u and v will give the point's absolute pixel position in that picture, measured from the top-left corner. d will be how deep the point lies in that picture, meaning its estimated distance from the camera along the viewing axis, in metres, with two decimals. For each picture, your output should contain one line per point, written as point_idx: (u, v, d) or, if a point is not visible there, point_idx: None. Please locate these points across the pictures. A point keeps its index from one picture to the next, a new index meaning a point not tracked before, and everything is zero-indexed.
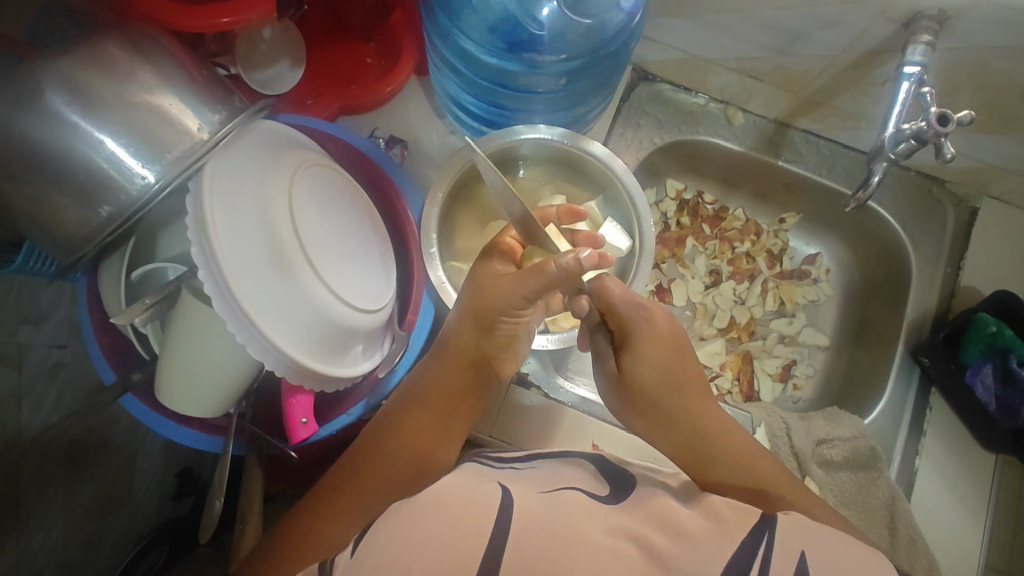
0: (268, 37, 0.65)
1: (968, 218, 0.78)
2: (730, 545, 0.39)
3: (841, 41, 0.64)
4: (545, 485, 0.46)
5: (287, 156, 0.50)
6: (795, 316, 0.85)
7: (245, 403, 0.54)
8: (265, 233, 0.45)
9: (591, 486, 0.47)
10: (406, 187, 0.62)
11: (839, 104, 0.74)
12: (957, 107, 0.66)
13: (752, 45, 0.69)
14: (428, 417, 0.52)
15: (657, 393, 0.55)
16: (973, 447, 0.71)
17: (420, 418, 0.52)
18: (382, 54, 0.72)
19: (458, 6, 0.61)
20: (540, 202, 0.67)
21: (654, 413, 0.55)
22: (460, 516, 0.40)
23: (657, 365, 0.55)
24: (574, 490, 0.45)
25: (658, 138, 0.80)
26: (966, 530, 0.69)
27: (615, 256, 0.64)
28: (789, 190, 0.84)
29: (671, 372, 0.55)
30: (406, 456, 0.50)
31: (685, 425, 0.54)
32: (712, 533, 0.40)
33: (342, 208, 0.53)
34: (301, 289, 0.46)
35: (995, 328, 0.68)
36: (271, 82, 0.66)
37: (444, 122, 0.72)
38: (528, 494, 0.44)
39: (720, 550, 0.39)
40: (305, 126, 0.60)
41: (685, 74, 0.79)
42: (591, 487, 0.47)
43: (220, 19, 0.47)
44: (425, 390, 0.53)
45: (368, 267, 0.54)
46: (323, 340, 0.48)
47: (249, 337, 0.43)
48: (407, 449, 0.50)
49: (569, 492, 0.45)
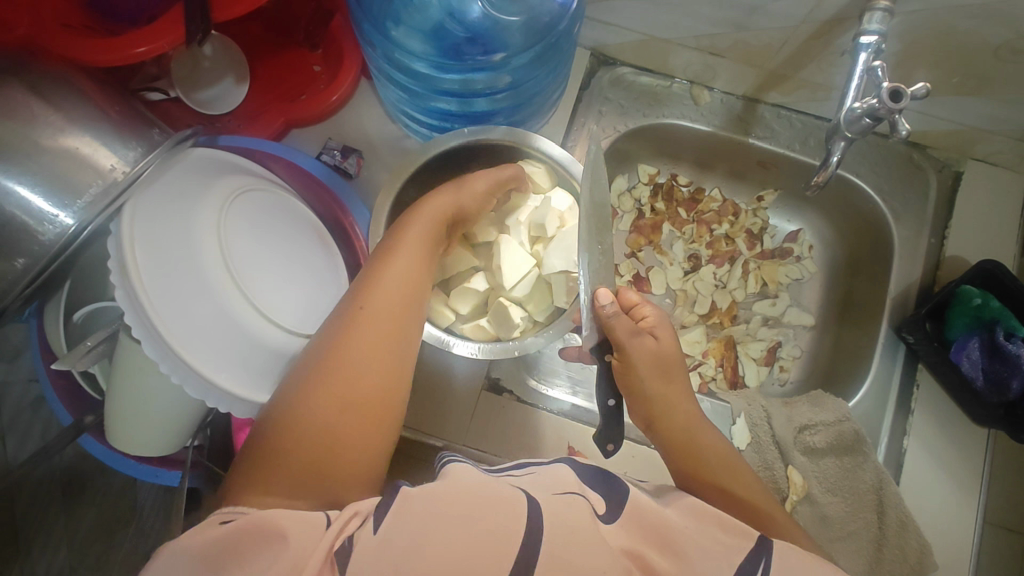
0: (207, 55, 0.64)
1: (952, 183, 0.75)
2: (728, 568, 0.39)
3: (799, 12, 0.60)
4: (554, 487, 0.43)
5: (221, 183, 0.49)
6: (778, 296, 0.83)
7: (202, 435, 0.54)
8: (194, 266, 0.44)
9: (589, 495, 0.44)
10: (350, 200, 0.61)
11: (806, 76, 0.70)
12: (919, 74, 0.64)
13: (708, 21, 0.66)
14: (411, 288, 0.46)
15: (670, 398, 0.51)
16: (965, 423, 0.69)
17: (400, 290, 0.45)
18: (329, 60, 0.69)
19: (391, 12, 0.58)
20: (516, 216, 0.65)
21: (667, 417, 0.51)
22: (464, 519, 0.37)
23: (654, 351, 0.51)
24: (575, 495, 0.43)
25: (622, 124, 0.77)
26: (959, 509, 0.67)
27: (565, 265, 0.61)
28: (764, 168, 0.81)
29: (669, 364, 0.52)
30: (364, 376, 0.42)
31: (687, 427, 0.51)
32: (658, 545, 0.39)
33: (280, 231, 0.52)
34: (235, 321, 0.45)
35: (981, 300, 0.65)
36: (214, 101, 0.65)
37: (397, 127, 0.70)
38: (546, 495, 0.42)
39: None
40: (243, 147, 0.58)
41: (646, 57, 0.76)
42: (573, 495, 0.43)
43: (134, 49, 0.45)
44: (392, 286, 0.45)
45: (315, 288, 0.53)
46: (268, 370, 0.47)
47: (186, 376, 0.43)
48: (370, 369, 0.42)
49: (574, 496, 0.42)
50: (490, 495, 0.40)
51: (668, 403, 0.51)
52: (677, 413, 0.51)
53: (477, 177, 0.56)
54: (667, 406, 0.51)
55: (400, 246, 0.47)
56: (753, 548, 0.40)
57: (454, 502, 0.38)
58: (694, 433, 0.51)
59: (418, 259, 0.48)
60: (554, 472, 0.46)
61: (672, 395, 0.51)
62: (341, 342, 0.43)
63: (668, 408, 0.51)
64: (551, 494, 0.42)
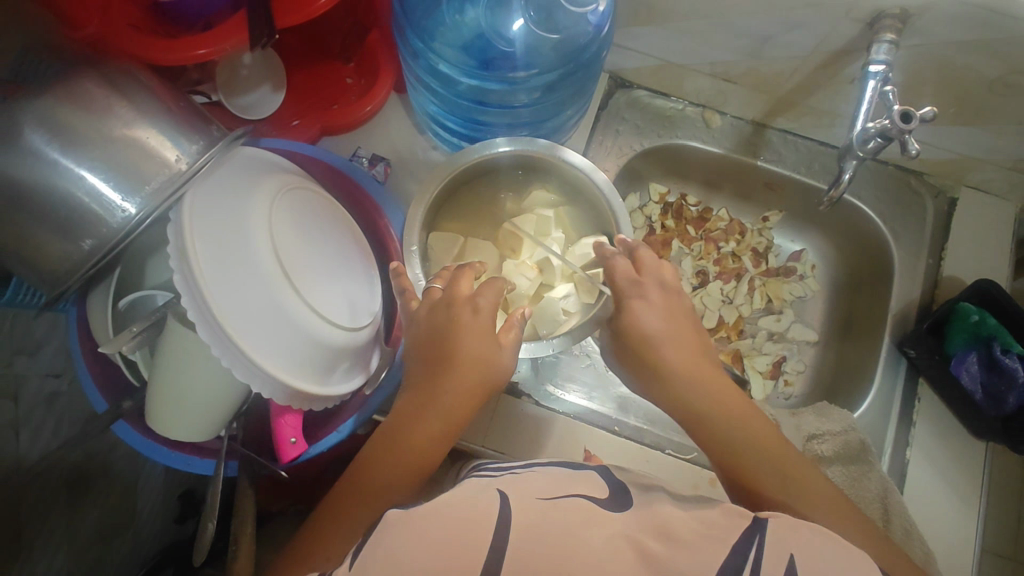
0: (247, 63, 0.66)
1: (948, 209, 0.79)
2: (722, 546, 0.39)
3: (810, 43, 0.65)
4: (541, 491, 0.44)
5: (269, 181, 0.51)
6: (783, 313, 0.86)
7: (237, 424, 0.54)
8: (246, 256, 0.46)
9: (593, 495, 0.45)
10: (385, 203, 0.63)
11: (813, 103, 0.75)
12: (921, 104, 0.68)
13: (723, 49, 0.70)
14: (411, 442, 0.48)
15: (705, 405, 0.51)
16: (964, 436, 0.71)
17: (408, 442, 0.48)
18: (362, 73, 0.72)
19: (431, 27, 0.62)
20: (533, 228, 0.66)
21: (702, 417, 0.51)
22: (457, 520, 0.39)
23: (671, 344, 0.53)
24: (576, 497, 0.44)
25: (637, 143, 0.81)
26: (960, 520, 0.69)
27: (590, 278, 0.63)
28: (771, 189, 0.85)
29: (690, 344, 0.54)
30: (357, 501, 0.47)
31: (721, 419, 0.50)
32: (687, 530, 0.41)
33: (322, 229, 0.54)
34: (283, 311, 0.47)
35: (977, 317, 0.69)
36: (253, 106, 0.68)
37: (426, 138, 0.73)
38: (528, 499, 0.43)
39: (691, 555, 0.39)
40: (285, 149, 0.61)
41: (662, 82, 0.80)
42: (590, 491, 0.46)
43: (197, 51, 0.49)
44: (406, 436, 0.48)
45: (352, 285, 0.55)
46: (309, 360, 0.49)
47: (236, 361, 0.44)
48: (366, 497, 0.47)
49: (571, 499, 0.43)
50: (475, 509, 0.41)
51: (686, 389, 0.52)
52: (715, 401, 0.51)
53: (463, 324, 0.51)
54: (687, 386, 0.52)
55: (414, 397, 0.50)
56: (747, 527, 0.41)
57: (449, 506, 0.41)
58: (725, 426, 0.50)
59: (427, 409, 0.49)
60: (546, 476, 0.47)
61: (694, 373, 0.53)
62: (355, 473, 0.49)
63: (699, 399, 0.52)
64: (542, 499, 0.43)
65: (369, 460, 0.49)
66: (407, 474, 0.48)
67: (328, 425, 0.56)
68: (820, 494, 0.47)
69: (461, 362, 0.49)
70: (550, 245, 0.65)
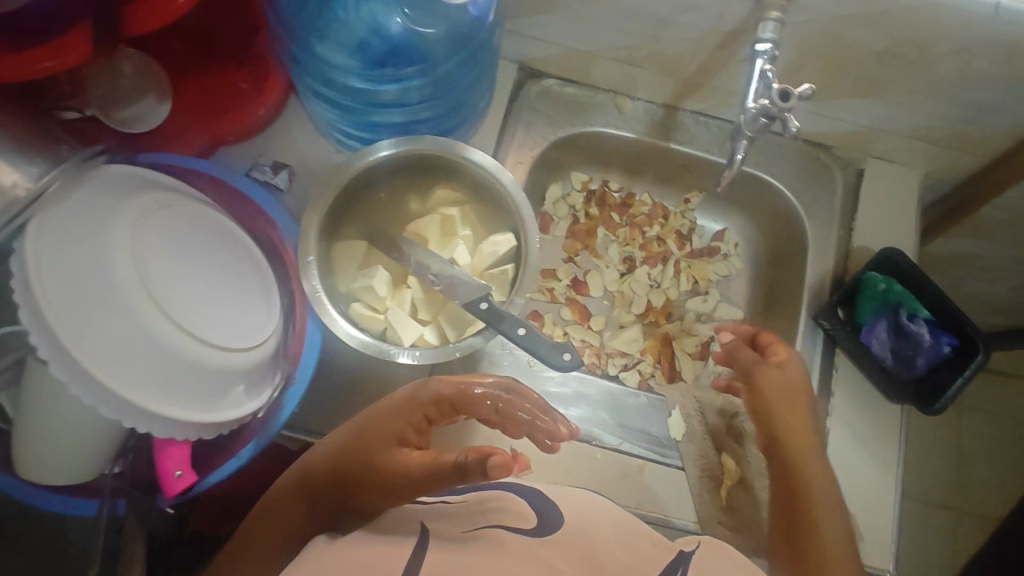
0: (128, 72, 0.63)
1: (856, 179, 0.81)
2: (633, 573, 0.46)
3: (704, 24, 0.64)
4: (466, 524, 0.52)
5: (135, 198, 0.48)
6: (709, 293, 0.87)
7: (124, 461, 0.52)
8: (104, 283, 0.43)
9: (517, 521, 0.52)
10: (279, 215, 0.60)
11: (717, 83, 0.75)
12: (802, 80, 0.69)
13: (623, 33, 0.70)
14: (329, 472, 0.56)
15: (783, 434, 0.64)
16: (881, 401, 0.73)
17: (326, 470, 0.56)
18: (255, 76, 0.68)
19: (309, 29, 0.59)
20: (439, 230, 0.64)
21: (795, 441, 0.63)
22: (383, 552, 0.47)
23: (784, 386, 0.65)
24: (495, 527, 0.51)
25: (551, 133, 0.80)
26: (880, 484, 0.71)
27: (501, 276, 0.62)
28: (689, 171, 0.85)
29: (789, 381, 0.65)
30: (287, 512, 0.56)
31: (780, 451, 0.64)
32: None
33: (203, 245, 0.51)
34: (152, 338, 0.44)
35: (885, 285, 0.71)
36: (137, 119, 0.64)
37: (326, 141, 0.70)
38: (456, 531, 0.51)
39: None
40: (164, 164, 0.57)
41: (570, 69, 0.79)
42: (514, 520, 0.52)
43: (44, 62, 0.44)
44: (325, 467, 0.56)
45: (241, 301, 0.53)
46: (189, 386, 0.46)
47: (101, 399, 0.42)
48: (294, 508, 0.56)
49: (492, 530, 0.50)
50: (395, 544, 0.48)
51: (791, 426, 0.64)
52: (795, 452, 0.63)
53: (395, 396, 0.58)
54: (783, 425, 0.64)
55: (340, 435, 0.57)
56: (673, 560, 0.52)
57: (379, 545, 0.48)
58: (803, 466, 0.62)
59: (347, 451, 0.56)
60: (495, 509, 0.54)
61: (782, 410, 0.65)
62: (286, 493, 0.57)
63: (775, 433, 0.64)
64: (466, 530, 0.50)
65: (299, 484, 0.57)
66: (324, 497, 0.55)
67: (226, 451, 0.53)
68: (836, 515, 0.60)
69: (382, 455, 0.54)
70: (458, 245, 0.63)
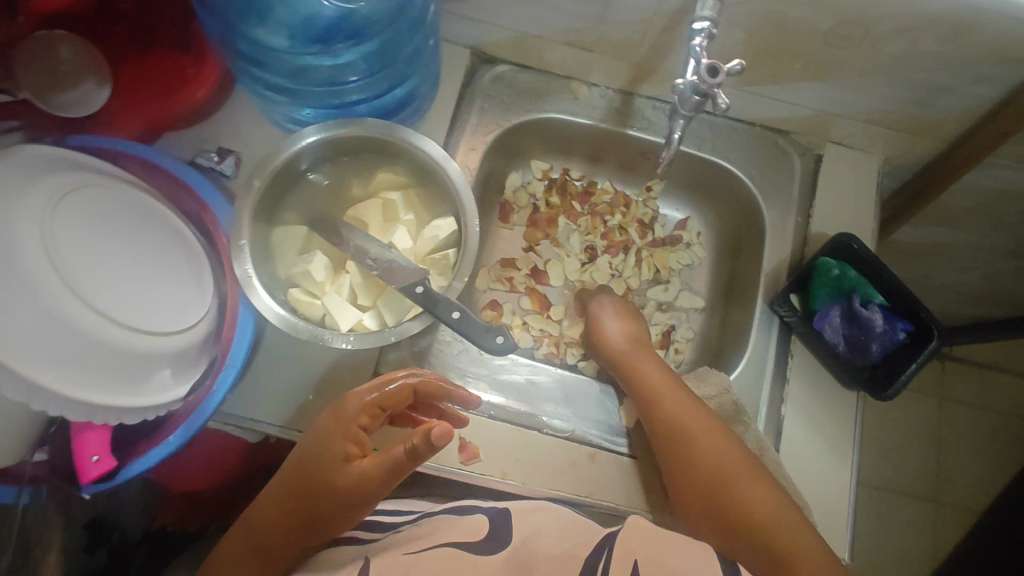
0: (65, 57, 0.61)
1: (814, 166, 0.80)
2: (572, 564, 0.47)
3: (648, 5, 0.63)
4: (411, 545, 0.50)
5: (52, 176, 0.47)
6: (670, 282, 0.87)
7: (46, 449, 0.51)
8: (9, 262, 0.42)
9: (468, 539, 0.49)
10: (216, 199, 0.59)
11: (670, 68, 0.74)
12: (732, 57, 0.68)
13: (570, 15, 0.68)
14: (280, 521, 0.54)
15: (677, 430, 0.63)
16: (837, 389, 0.72)
17: (273, 518, 0.54)
18: (201, 60, 0.67)
19: (240, 6, 0.58)
20: (382, 216, 0.63)
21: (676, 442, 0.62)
22: None
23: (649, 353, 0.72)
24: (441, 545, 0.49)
25: (505, 120, 0.79)
26: (835, 472, 0.70)
27: (442, 261, 0.61)
28: (648, 158, 0.84)
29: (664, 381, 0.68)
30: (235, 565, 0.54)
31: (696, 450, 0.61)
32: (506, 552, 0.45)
33: (127, 226, 0.50)
34: (60, 318, 0.43)
35: (837, 271, 0.70)
36: (75, 103, 0.62)
37: (274, 129, 0.69)
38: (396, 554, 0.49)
39: None
40: (97, 147, 0.57)
41: (524, 54, 0.78)
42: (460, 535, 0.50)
43: None
44: (268, 515, 0.55)
45: (167, 284, 0.52)
46: (100, 368, 0.46)
47: (13, 385, 0.41)
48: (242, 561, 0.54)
49: (441, 547, 0.48)
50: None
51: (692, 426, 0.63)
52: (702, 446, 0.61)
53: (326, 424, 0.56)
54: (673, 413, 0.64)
55: (282, 479, 0.55)
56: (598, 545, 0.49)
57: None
58: (711, 461, 0.60)
59: (292, 495, 0.54)
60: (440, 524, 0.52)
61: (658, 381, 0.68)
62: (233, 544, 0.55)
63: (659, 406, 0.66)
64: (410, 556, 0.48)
65: (249, 536, 0.55)
66: (275, 545, 0.54)
67: (152, 438, 0.51)
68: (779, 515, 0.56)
69: (330, 481, 0.53)
70: (401, 230, 0.62)
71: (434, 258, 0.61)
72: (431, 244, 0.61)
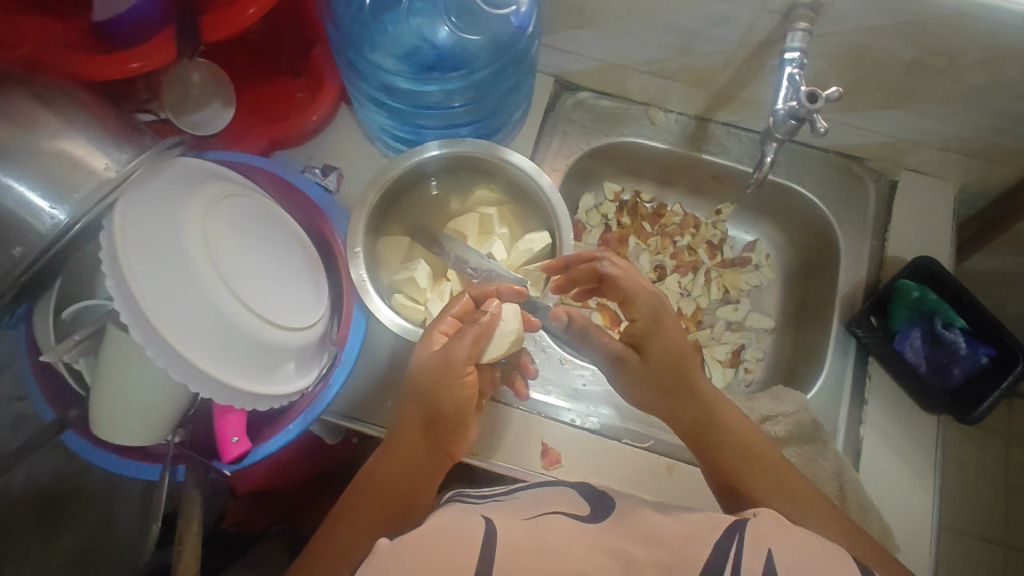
0: (198, 81, 0.68)
1: (889, 191, 0.81)
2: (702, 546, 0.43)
3: (734, 36, 0.67)
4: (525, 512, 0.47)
5: (206, 188, 0.53)
6: (739, 302, 0.88)
7: (184, 430, 0.56)
8: (181, 261, 0.47)
9: (572, 507, 0.49)
10: (332, 209, 0.64)
11: (748, 95, 0.77)
12: (827, 84, 0.71)
13: (655, 46, 0.73)
14: (411, 447, 0.56)
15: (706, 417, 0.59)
16: (918, 411, 0.72)
17: (404, 446, 0.56)
18: (310, 86, 0.74)
19: (366, 37, 0.64)
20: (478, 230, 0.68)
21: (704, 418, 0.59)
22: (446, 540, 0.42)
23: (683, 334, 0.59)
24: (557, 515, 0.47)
25: (585, 143, 0.83)
26: (918, 494, 0.69)
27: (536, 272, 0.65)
28: (720, 182, 0.87)
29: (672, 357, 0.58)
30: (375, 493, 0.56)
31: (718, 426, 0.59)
32: (646, 539, 0.44)
33: (263, 234, 0.56)
34: (220, 312, 0.48)
35: (918, 293, 0.71)
36: (202, 124, 0.69)
37: (375, 148, 0.75)
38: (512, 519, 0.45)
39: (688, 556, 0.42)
40: (231, 160, 0.63)
41: (605, 82, 0.83)
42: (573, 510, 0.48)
43: (129, 64, 0.50)
44: (398, 444, 0.57)
45: (294, 287, 0.57)
46: (247, 359, 0.50)
47: (172, 363, 0.45)
48: (379, 488, 0.56)
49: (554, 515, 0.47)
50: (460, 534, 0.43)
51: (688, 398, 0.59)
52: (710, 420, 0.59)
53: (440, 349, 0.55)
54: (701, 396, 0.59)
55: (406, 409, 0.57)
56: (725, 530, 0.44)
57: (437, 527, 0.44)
58: (717, 435, 0.59)
59: (419, 423, 0.56)
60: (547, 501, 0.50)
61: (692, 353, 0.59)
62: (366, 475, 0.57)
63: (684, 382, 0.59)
64: (523, 518, 0.45)
65: (378, 466, 0.56)
66: (410, 474, 0.56)
67: (276, 425, 0.57)
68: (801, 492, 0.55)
69: (445, 396, 0.55)
70: (496, 242, 0.66)
71: (523, 265, 0.65)
72: (525, 256, 0.65)
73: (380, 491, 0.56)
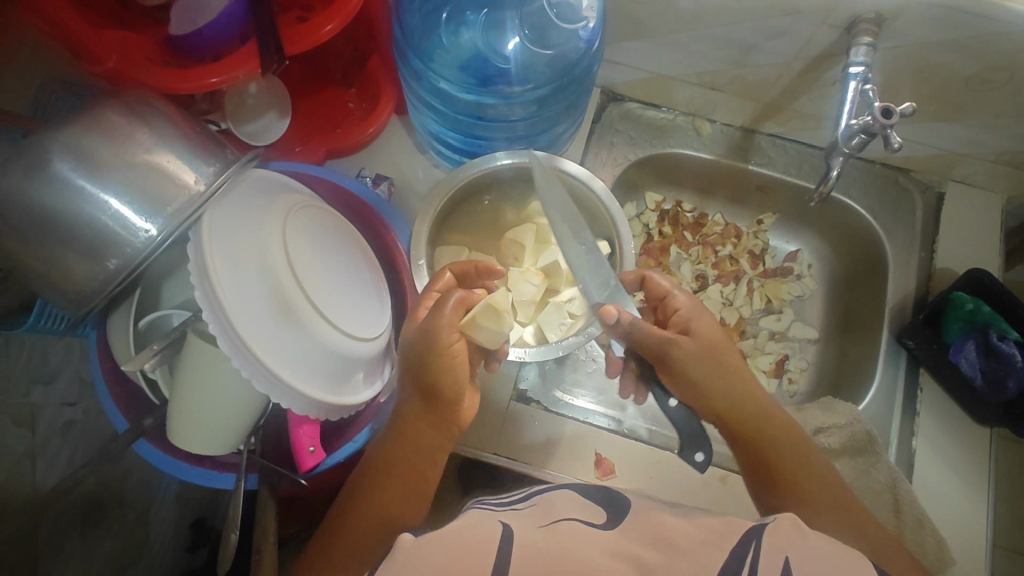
0: (254, 92, 0.67)
1: (936, 203, 0.82)
2: (719, 552, 0.45)
3: (791, 49, 0.68)
4: (544, 516, 0.48)
5: (281, 200, 0.53)
6: (782, 312, 0.88)
7: (255, 438, 0.57)
8: (264, 273, 0.48)
9: (586, 514, 0.50)
10: (393, 219, 0.65)
11: (798, 107, 0.77)
12: (899, 100, 0.71)
13: (707, 58, 0.73)
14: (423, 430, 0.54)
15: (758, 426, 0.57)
16: (969, 424, 0.72)
17: (417, 432, 0.53)
18: (362, 98, 0.75)
19: (429, 49, 0.65)
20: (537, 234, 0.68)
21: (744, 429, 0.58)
22: (465, 542, 0.44)
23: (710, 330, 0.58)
24: (573, 520, 0.48)
25: (632, 153, 0.84)
26: (971, 507, 0.69)
27: None
28: (764, 193, 0.88)
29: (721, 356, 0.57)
30: (391, 483, 0.53)
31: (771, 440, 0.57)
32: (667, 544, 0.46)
33: (333, 246, 0.57)
34: (300, 324, 0.49)
35: (972, 305, 0.70)
36: (259, 133, 0.68)
37: (427, 157, 0.76)
38: (529, 526, 0.47)
39: (710, 557, 0.44)
40: (295, 171, 0.63)
41: (651, 94, 0.83)
42: (589, 515, 0.50)
43: (210, 79, 0.51)
44: (410, 427, 0.54)
45: (362, 298, 0.57)
46: (324, 370, 0.50)
47: (256, 372, 0.45)
48: (395, 478, 0.53)
49: (571, 521, 0.48)
50: (478, 535, 0.45)
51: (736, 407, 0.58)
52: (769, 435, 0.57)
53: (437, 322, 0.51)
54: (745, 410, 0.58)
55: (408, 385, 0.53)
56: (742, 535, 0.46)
57: (454, 532, 0.46)
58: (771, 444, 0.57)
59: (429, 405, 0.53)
60: (565, 504, 0.51)
61: (696, 334, 0.57)
62: (377, 461, 0.54)
63: (723, 401, 0.57)
64: (537, 526, 0.47)
65: (387, 452, 0.54)
66: (426, 458, 0.54)
67: (346, 434, 0.59)
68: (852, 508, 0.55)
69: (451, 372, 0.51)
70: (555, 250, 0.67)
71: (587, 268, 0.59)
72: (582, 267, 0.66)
73: (400, 480, 0.53)
